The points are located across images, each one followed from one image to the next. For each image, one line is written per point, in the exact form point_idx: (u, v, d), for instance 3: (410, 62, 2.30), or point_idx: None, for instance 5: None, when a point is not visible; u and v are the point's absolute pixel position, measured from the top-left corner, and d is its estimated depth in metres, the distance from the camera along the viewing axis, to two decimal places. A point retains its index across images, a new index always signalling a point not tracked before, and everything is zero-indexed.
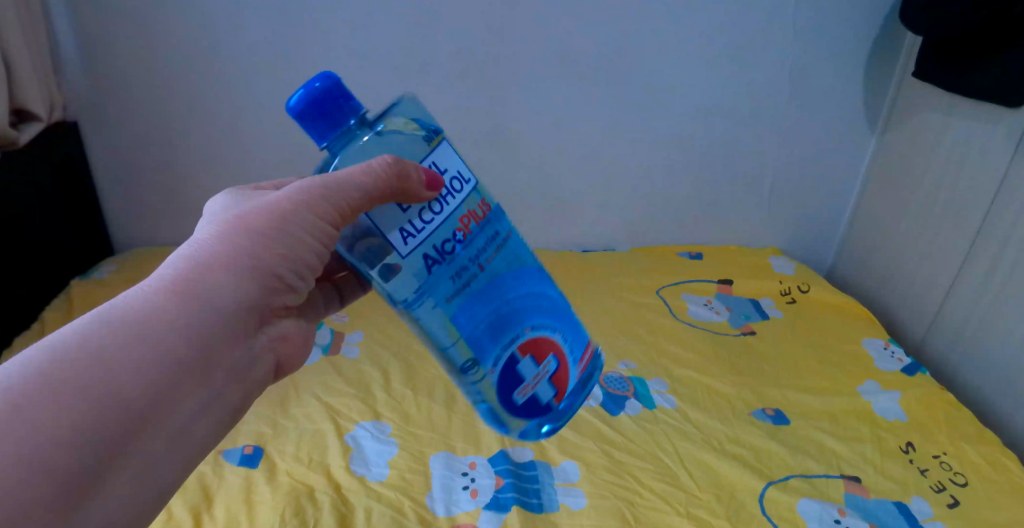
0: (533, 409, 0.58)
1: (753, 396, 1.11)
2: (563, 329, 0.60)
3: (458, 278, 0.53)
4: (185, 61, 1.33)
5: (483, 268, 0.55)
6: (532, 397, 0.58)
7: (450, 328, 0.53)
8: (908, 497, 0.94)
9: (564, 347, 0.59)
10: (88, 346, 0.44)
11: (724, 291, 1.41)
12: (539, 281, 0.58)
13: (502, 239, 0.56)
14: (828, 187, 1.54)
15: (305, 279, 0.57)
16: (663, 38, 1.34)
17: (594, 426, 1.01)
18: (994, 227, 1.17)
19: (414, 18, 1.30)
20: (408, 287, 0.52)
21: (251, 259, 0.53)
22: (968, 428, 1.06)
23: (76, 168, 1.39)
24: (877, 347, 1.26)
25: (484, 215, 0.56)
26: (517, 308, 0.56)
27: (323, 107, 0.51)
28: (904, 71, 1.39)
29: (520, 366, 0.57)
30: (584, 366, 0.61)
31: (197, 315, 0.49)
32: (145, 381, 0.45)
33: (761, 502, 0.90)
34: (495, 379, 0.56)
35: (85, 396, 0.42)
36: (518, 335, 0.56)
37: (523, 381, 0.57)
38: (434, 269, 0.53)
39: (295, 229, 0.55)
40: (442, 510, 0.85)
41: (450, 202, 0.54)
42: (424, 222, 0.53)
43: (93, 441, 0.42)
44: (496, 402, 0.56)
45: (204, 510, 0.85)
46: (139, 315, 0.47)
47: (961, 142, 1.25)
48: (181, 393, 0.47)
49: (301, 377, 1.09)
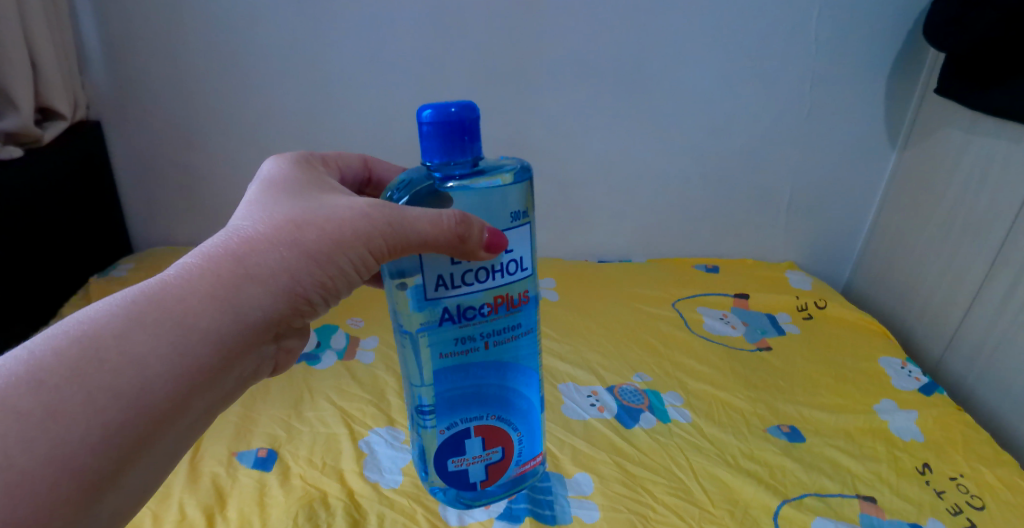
0: (457, 478, 0.69)
1: (767, 411, 1.10)
2: (522, 432, 0.70)
3: (461, 341, 0.65)
4: (207, 63, 1.34)
5: (486, 345, 0.66)
6: (462, 468, 0.69)
7: (430, 373, 0.65)
8: (924, 518, 0.92)
9: (514, 449, 0.70)
10: (129, 348, 0.51)
11: (741, 304, 1.40)
12: (528, 383, 0.69)
13: (518, 328, 0.67)
14: (845, 203, 1.53)
15: (335, 298, 0.63)
16: (682, 49, 1.34)
17: (607, 438, 1.01)
18: (1014, 246, 1.16)
19: (436, 25, 1.30)
20: (416, 322, 0.64)
21: (294, 278, 0.58)
22: (985, 450, 1.05)
23: (97, 166, 1.41)
24: (894, 366, 1.25)
25: (517, 304, 0.66)
26: (493, 393, 0.68)
27: (448, 133, 0.60)
28: (925, 88, 1.38)
29: (468, 441, 0.68)
30: (523, 470, 0.72)
31: (229, 329, 0.55)
32: (168, 389, 0.52)
33: (775, 520, 0.90)
34: (441, 436, 0.67)
35: (116, 396, 0.50)
36: (482, 416, 0.68)
37: (463, 453, 0.68)
38: (444, 323, 0.64)
39: (338, 255, 0.60)
40: (455, 519, 0.85)
41: (497, 278, 0.64)
42: (461, 282, 0.63)
43: (114, 439, 0.49)
44: (432, 453, 0.68)
45: (217, 511, 0.86)
46: (179, 323, 0.53)
47: (982, 160, 1.24)
48: (195, 402, 0.54)
49: (315, 380, 1.09)
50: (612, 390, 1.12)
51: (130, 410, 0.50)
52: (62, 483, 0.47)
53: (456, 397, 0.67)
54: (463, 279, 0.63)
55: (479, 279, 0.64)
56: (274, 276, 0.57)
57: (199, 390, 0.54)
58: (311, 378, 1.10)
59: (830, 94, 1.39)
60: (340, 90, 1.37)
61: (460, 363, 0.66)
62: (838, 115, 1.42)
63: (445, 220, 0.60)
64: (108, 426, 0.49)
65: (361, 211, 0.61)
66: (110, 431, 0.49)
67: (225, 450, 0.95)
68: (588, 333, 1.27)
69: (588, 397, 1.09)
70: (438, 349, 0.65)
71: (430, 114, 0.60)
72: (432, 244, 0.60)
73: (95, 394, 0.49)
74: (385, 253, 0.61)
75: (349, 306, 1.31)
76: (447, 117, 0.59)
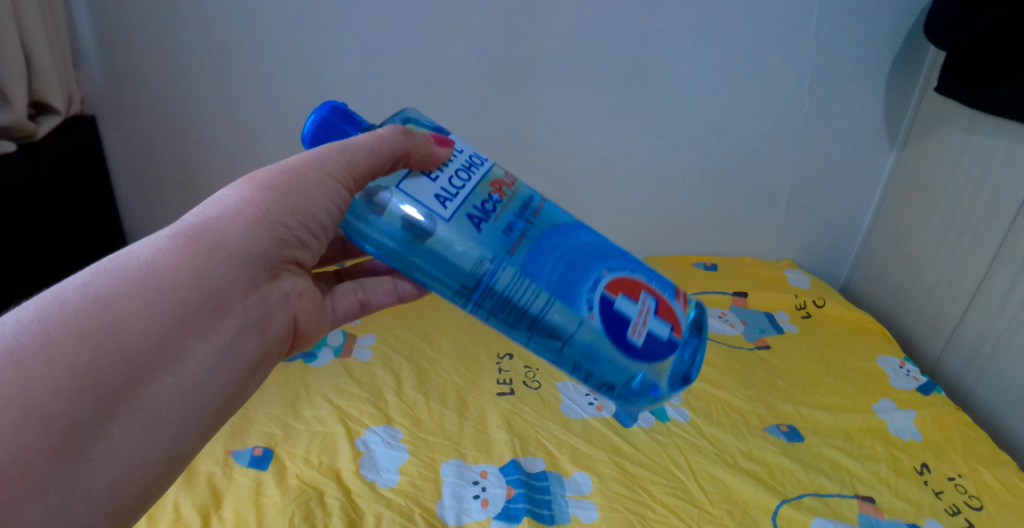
0: (652, 344, 0.64)
1: (766, 411, 1.10)
2: (642, 269, 0.66)
3: (509, 231, 0.61)
4: (203, 58, 1.33)
5: (530, 225, 0.63)
6: (647, 333, 0.64)
7: (525, 283, 0.61)
8: (922, 518, 0.92)
9: (654, 286, 0.66)
10: (94, 289, 0.46)
11: (739, 303, 1.40)
12: (590, 230, 0.66)
13: (534, 198, 0.65)
14: (844, 201, 1.52)
15: (313, 237, 0.59)
16: (683, 47, 1.33)
17: (605, 437, 1.00)
18: (1013, 246, 1.16)
19: (434, 20, 1.29)
20: (465, 244, 0.60)
21: (262, 212, 0.55)
22: (983, 450, 1.04)
23: (92, 161, 1.39)
24: (892, 365, 1.24)
25: (509, 182, 0.64)
26: (585, 255, 0.63)
27: (337, 120, 0.65)
28: (925, 87, 1.37)
29: (618, 306, 0.63)
30: (681, 303, 0.68)
31: (205, 262, 0.51)
32: (148, 326, 0.46)
33: (774, 519, 0.89)
34: (598, 322, 0.62)
35: (89, 335, 0.44)
36: (600, 278, 0.63)
37: (630, 319, 0.63)
38: (482, 226, 0.61)
39: (303, 184, 0.57)
40: (453, 518, 0.85)
41: (475, 173, 0.63)
42: (455, 189, 0.61)
43: (92, 383, 0.43)
44: (608, 344, 0.63)
45: (213, 511, 0.85)
46: (145, 262, 0.48)
47: (982, 161, 1.24)
48: (184, 342, 0.48)
49: (312, 378, 1.09)
50: None
51: (106, 348, 0.44)
52: (35, 432, 0.40)
53: (564, 281, 0.62)
54: (455, 186, 0.61)
55: (465, 180, 0.62)
56: (240, 212, 0.54)
57: (191, 329, 0.49)
58: (309, 377, 1.09)
59: (831, 92, 1.39)
60: (338, 86, 1.36)
61: (530, 251, 0.62)
62: (838, 114, 1.41)
63: (388, 132, 0.60)
64: (81, 363, 0.43)
65: (311, 151, 0.60)
66: (81, 375, 0.43)
67: (221, 449, 0.94)
68: None
69: (587, 396, 1.09)
70: (496, 263, 0.60)
71: (303, 129, 0.65)
72: (391, 162, 0.60)
73: (58, 334, 0.43)
74: (354, 181, 0.59)
75: None
76: (324, 113, 0.65)
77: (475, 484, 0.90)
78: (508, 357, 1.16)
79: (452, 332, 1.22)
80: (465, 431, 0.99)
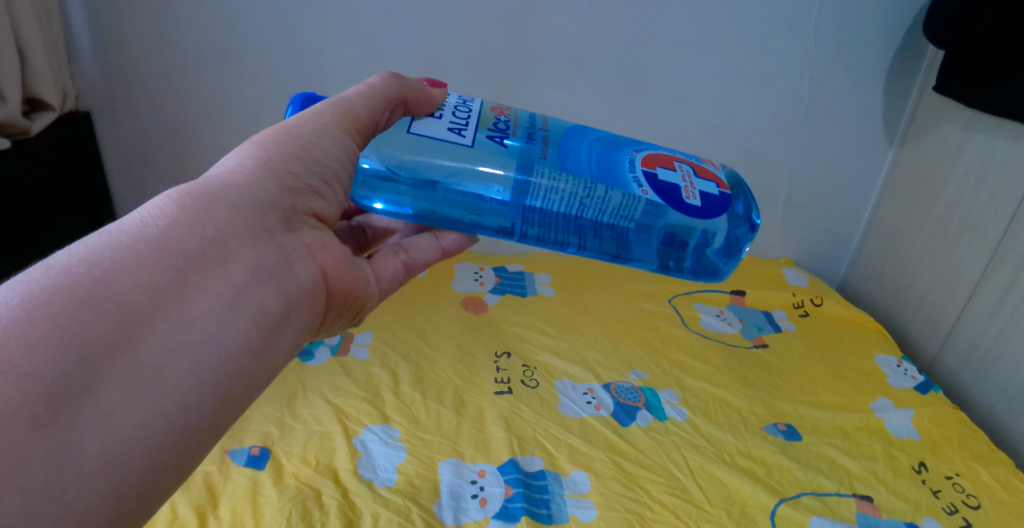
0: (708, 201, 0.65)
1: (764, 409, 1.10)
2: (663, 148, 0.69)
3: (530, 139, 0.66)
4: (199, 54, 1.31)
5: (546, 136, 0.67)
6: (700, 193, 0.65)
7: (567, 177, 0.64)
8: (920, 517, 0.92)
9: (683, 156, 0.69)
10: (80, 245, 0.41)
11: (737, 301, 1.39)
12: (598, 133, 0.70)
13: (535, 118, 0.69)
14: (843, 200, 1.52)
15: (325, 186, 0.55)
16: (682, 44, 1.32)
17: (604, 436, 1.00)
18: (1011, 245, 1.16)
19: (432, 17, 1.28)
20: (494, 161, 0.64)
21: (263, 160, 0.52)
22: (980, 449, 1.05)
23: (86, 157, 1.38)
24: (890, 364, 1.24)
25: (507, 108, 0.69)
26: (608, 148, 0.67)
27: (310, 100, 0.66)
28: (924, 86, 1.37)
29: (660, 175, 0.65)
30: (715, 166, 0.70)
31: (204, 209, 0.47)
32: (141, 276, 0.42)
33: (772, 519, 0.89)
34: (650, 194, 0.64)
35: (72, 287, 0.39)
36: (632, 159, 0.66)
37: (678, 185, 0.65)
38: (503, 142, 0.65)
39: (301, 131, 0.55)
40: (450, 518, 0.84)
41: (473, 107, 0.67)
42: (463, 119, 0.65)
43: (78, 338, 0.38)
44: (664, 213, 0.65)
45: (209, 510, 0.84)
46: (137, 216, 0.44)
47: (980, 160, 1.24)
48: (186, 292, 0.43)
49: (309, 376, 1.08)
50: (608, 387, 1.11)
51: (93, 298, 0.39)
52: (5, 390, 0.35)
53: (603, 168, 0.65)
54: (461, 117, 0.65)
55: (467, 113, 0.66)
56: (236, 164, 0.51)
57: (199, 274, 0.44)
58: (305, 375, 1.08)
59: (831, 90, 1.38)
60: (335, 83, 1.36)
61: (557, 152, 0.66)
62: (838, 111, 1.41)
63: (379, 79, 0.61)
64: (64, 315, 0.38)
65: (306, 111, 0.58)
66: (62, 329, 0.38)
67: (217, 448, 0.94)
68: (585, 329, 1.25)
69: (584, 395, 1.08)
70: (526, 173, 0.64)
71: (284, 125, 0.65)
72: (386, 110, 0.61)
73: (36, 288, 0.38)
74: (355, 129, 0.58)
75: None
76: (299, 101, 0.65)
77: (473, 483, 0.90)
78: (506, 355, 1.16)
79: (450, 330, 1.22)
80: (463, 430, 0.98)
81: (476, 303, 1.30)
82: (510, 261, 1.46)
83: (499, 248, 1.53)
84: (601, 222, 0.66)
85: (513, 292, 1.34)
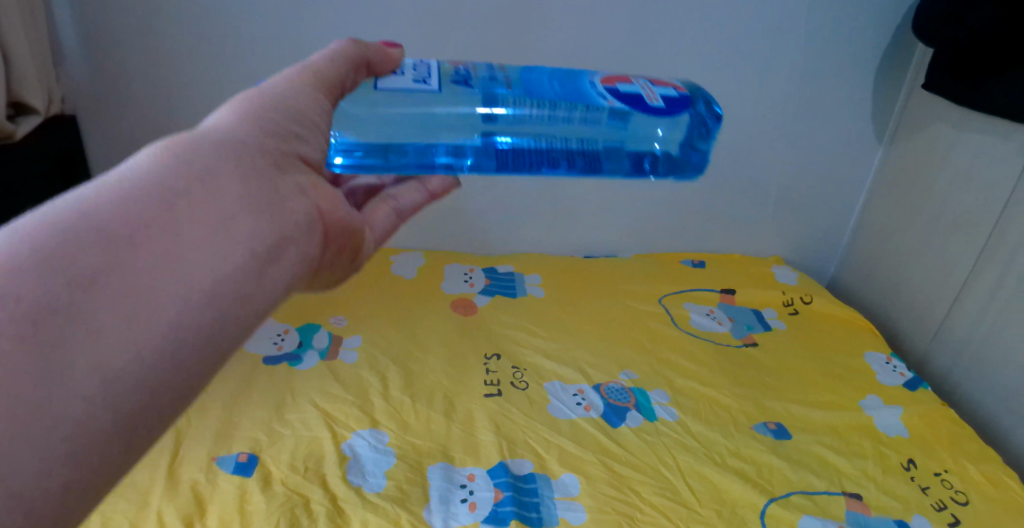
0: (673, 102, 0.63)
1: (754, 409, 1.10)
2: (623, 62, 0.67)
3: (492, 75, 0.64)
4: (186, 54, 1.30)
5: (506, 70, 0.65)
6: (664, 96, 0.62)
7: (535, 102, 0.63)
8: (910, 515, 0.93)
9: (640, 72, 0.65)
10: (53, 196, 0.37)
11: (727, 300, 1.39)
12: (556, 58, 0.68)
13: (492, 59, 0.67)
14: (833, 198, 1.52)
15: (309, 135, 0.52)
16: (673, 43, 1.31)
17: (594, 438, 1.00)
18: (999, 243, 1.17)
19: (421, 18, 1.27)
20: (463, 96, 0.63)
21: (239, 109, 0.49)
22: (969, 446, 1.05)
23: (73, 159, 1.34)
24: (880, 362, 1.25)
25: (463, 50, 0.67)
26: (568, 71, 0.65)
27: None
28: (913, 85, 1.38)
29: (622, 86, 0.63)
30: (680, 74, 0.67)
31: (186, 150, 0.42)
32: (126, 211, 0.38)
33: (763, 518, 0.90)
34: (618, 104, 0.62)
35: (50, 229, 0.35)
36: (591, 76, 0.64)
37: (641, 93, 0.62)
38: (467, 81, 0.63)
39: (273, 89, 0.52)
40: (440, 522, 0.84)
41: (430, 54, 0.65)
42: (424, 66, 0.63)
43: (61, 282, 0.34)
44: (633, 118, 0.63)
45: (197, 519, 0.84)
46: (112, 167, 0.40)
47: (969, 157, 1.24)
48: (177, 224, 0.39)
49: (297, 381, 1.07)
50: (598, 388, 1.10)
51: (73, 237, 0.35)
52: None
53: (566, 90, 0.63)
54: (423, 67, 0.63)
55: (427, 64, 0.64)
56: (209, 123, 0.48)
57: (190, 208, 0.40)
58: (294, 379, 1.08)
59: (822, 88, 1.38)
60: None
61: (520, 82, 0.63)
62: (828, 109, 1.41)
63: (339, 43, 0.59)
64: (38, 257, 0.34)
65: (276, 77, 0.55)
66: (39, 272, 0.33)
67: (205, 455, 0.93)
68: (576, 330, 1.25)
69: (575, 396, 1.08)
70: (492, 104, 0.63)
71: None
72: (351, 71, 0.59)
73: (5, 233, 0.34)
74: (325, 89, 0.56)
75: (332, 301, 1.28)
76: None
77: (463, 487, 0.89)
78: (496, 357, 1.15)
79: (440, 332, 1.21)
80: (453, 433, 0.98)
81: (466, 305, 1.29)
82: (500, 261, 1.45)
83: (489, 249, 1.51)
84: (572, 148, 0.66)
85: (503, 293, 1.34)
